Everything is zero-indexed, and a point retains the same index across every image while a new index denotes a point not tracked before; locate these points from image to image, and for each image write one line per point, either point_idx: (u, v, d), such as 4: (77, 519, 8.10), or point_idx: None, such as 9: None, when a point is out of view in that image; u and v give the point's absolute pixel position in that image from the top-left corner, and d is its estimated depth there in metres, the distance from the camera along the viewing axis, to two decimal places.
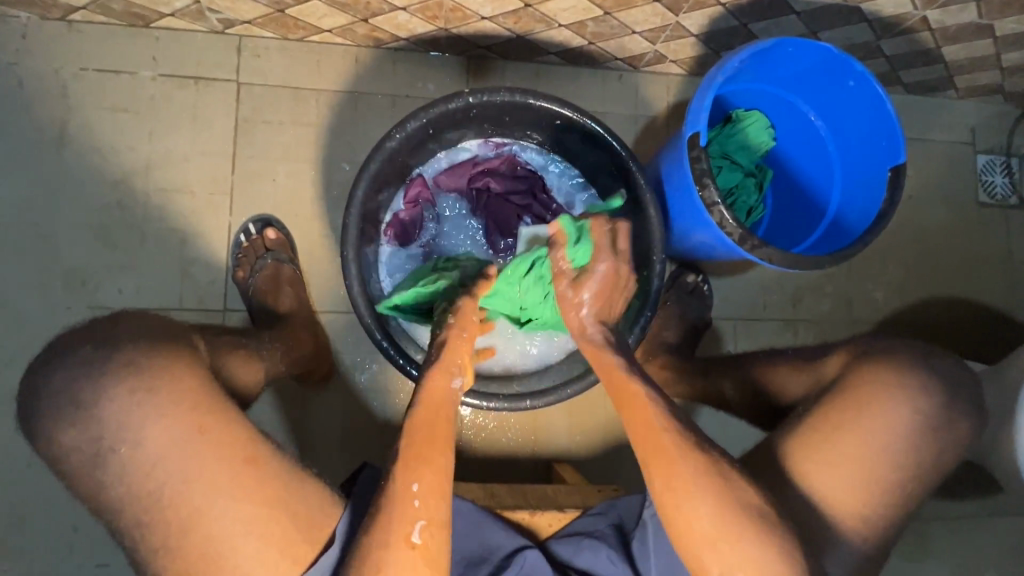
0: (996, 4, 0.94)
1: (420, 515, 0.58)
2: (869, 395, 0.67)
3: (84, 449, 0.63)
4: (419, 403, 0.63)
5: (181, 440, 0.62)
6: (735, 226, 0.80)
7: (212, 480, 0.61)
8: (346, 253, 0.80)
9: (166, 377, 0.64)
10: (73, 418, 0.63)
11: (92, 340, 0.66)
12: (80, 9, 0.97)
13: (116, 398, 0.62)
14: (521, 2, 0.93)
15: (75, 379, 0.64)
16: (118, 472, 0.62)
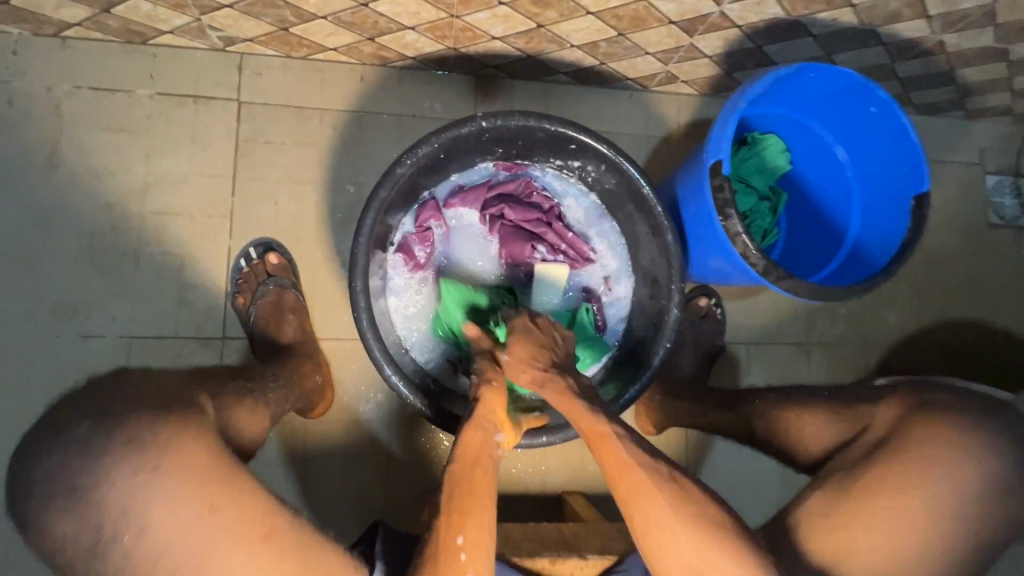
0: (1014, 28, 0.93)
1: (466, 567, 0.60)
2: (919, 454, 0.66)
3: (82, 539, 0.58)
4: (456, 457, 0.66)
5: (193, 522, 0.58)
6: (758, 257, 0.78)
7: (233, 561, 0.58)
8: (355, 284, 0.77)
9: (169, 454, 0.59)
10: (67, 506, 0.58)
11: (88, 415, 0.61)
12: (74, 26, 0.93)
13: (115, 482, 0.58)
14: (533, 23, 0.91)
15: (67, 463, 0.58)
16: (126, 558, 0.58)
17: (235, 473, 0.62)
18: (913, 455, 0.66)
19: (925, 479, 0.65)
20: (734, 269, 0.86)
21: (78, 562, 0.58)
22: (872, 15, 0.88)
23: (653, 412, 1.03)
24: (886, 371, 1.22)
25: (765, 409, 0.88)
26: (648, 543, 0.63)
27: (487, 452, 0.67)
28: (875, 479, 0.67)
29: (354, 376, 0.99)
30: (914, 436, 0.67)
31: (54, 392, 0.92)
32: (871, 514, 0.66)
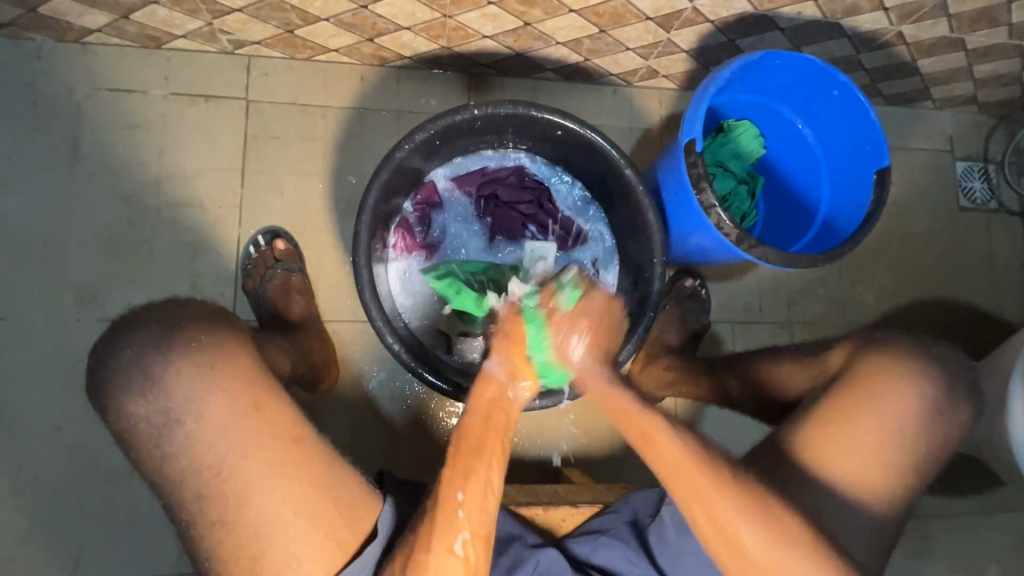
0: (966, 18, 1.00)
1: (464, 526, 0.61)
2: (871, 387, 0.74)
3: (152, 420, 0.66)
4: (468, 413, 0.65)
5: (240, 417, 0.66)
6: (732, 227, 0.85)
7: (269, 462, 0.65)
8: (359, 259, 0.83)
9: (226, 357, 0.68)
10: (143, 390, 0.66)
11: (157, 320, 0.70)
12: (95, 32, 1.00)
13: (179, 373, 0.66)
14: (520, 21, 0.98)
15: (143, 355, 0.67)
16: (182, 443, 0.65)
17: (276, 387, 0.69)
18: (880, 391, 0.73)
19: (873, 407, 0.73)
20: (713, 244, 0.91)
21: (145, 440, 0.66)
22: (833, 8, 0.96)
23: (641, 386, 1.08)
24: None
25: (743, 368, 0.95)
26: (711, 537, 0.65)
27: (504, 402, 0.66)
28: (844, 414, 0.73)
29: (358, 355, 1.05)
30: (871, 375, 0.74)
31: (75, 372, 0.98)
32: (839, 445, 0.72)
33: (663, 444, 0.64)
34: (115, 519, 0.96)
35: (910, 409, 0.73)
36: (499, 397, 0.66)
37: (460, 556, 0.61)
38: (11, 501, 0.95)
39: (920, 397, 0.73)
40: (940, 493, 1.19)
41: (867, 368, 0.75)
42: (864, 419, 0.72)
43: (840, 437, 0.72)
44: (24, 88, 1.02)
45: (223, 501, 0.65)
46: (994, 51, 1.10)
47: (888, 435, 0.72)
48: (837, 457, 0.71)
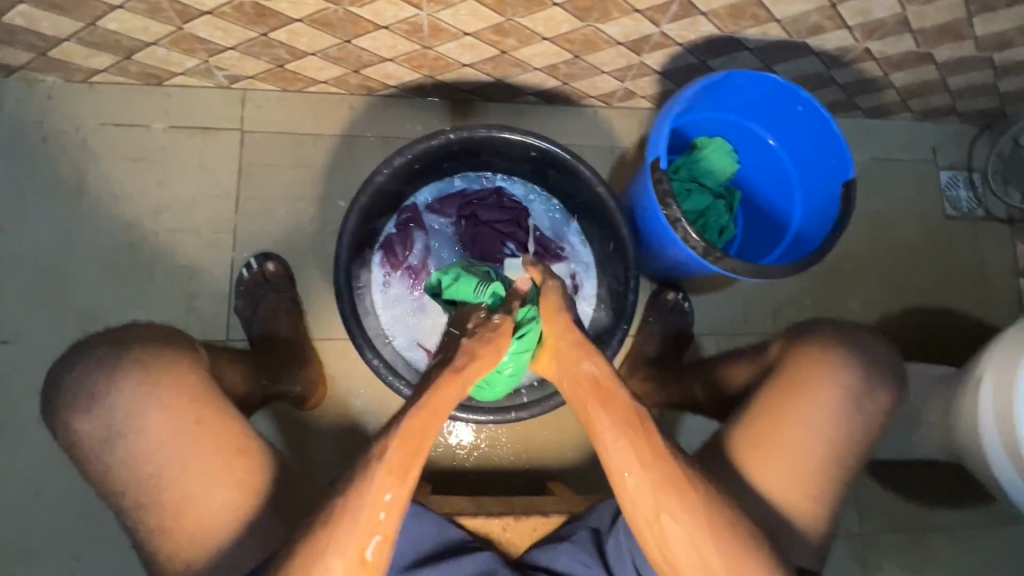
0: (930, 33, 1.02)
1: (378, 530, 0.60)
2: (797, 385, 0.77)
3: (93, 435, 0.68)
4: (416, 409, 0.61)
5: (182, 431, 0.69)
6: (699, 240, 0.87)
7: (209, 472, 0.69)
8: (339, 279, 0.87)
9: (168, 375, 0.70)
10: (85, 406, 0.69)
11: (106, 341, 0.72)
12: (100, 72, 1.07)
13: (121, 390, 0.69)
14: (496, 49, 1.03)
15: (89, 374, 0.69)
16: (127, 455, 0.68)
17: (216, 406, 0.71)
18: (804, 390, 0.76)
19: (798, 405, 0.76)
20: (685, 258, 0.94)
21: (93, 454, 0.69)
22: (798, 28, 0.99)
23: None
24: None
25: (703, 372, 0.97)
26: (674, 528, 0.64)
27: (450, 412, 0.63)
28: (774, 418, 0.76)
29: (347, 372, 1.08)
30: (794, 370, 0.78)
31: None
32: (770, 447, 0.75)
33: (630, 442, 0.64)
34: (111, 534, 0.99)
35: (833, 398, 0.76)
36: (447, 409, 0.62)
37: (366, 560, 0.59)
38: (12, 518, 0.98)
39: (841, 388, 0.76)
40: (934, 504, 1.17)
41: (792, 366, 0.79)
42: (791, 419, 0.75)
43: (767, 438, 0.75)
44: (35, 126, 1.09)
45: (165, 510, 0.68)
46: (965, 64, 1.12)
47: (815, 428, 0.75)
48: (771, 461, 0.74)
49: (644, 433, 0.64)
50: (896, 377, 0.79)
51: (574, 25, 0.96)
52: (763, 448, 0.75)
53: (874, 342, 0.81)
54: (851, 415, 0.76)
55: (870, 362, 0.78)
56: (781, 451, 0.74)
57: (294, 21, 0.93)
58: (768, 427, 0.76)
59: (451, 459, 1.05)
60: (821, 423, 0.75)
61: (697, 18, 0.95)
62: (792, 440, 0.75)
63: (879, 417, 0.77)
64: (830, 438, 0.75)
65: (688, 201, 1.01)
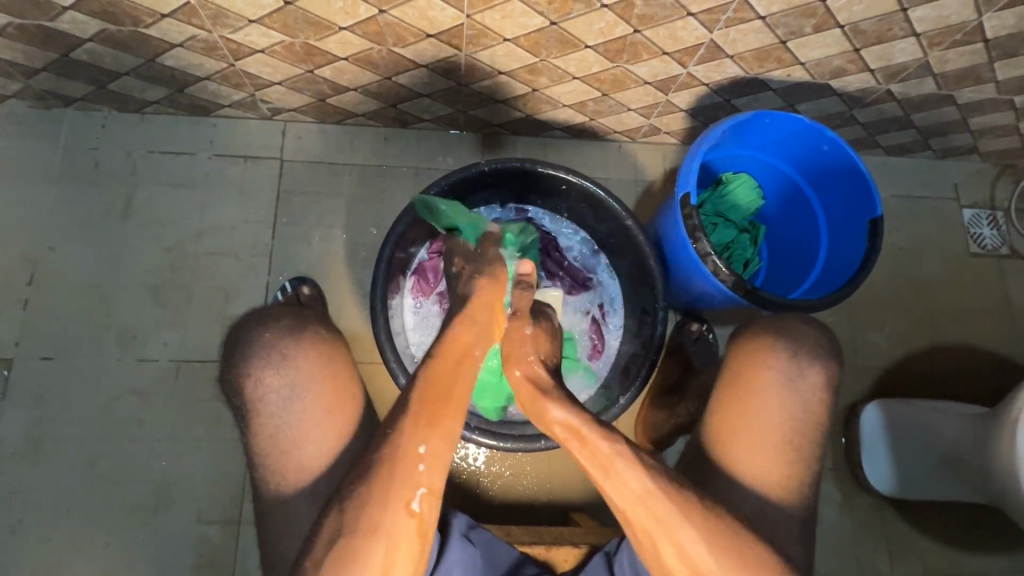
0: (950, 77, 1.05)
1: (421, 482, 0.63)
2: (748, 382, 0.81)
3: (270, 395, 0.76)
4: (441, 355, 0.68)
5: (337, 406, 0.77)
6: (728, 274, 0.89)
7: (340, 449, 0.76)
8: (376, 304, 0.90)
9: (337, 356, 0.79)
10: (274, 368, 0.76)
11: (292, 316, 0.80)
12: (153, 103, 1.13)
13: (305, 357, 0.77)
14: (529, 87, 1.07)
15: (280, 340, 0.77)
16: (297, 416, 0.75)
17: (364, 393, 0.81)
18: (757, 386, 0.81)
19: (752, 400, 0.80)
20: (714, 292, 0.96)
21: (264, 411, 0.76)
22: (821, 70, 1.02)
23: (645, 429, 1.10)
24: (880, 394, 1.26)
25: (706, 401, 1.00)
26: (675, 564, 0.65)
27: (470, 353, 0.70)
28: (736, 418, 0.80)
29: (375, 396, 1.10)
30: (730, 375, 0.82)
31: (110, 409, 1.05)
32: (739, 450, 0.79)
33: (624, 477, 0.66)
34: (137, 555, 1.00)
35: (772, 390, 0.80)
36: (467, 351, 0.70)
37: (415, 513, 0.62)
38: (42, 535, 1.00)
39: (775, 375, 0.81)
40: (968, 548, 1.14)
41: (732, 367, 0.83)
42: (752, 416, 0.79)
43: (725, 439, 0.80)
44: (88, 153, 1.15)
45: (306, 475, 0.75)
46: (986, 106, 1.14)
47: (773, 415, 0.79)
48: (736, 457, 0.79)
49: (625, 468, 0.66)
50: (820, 350, 0.83)
51: (604, 66, 1.00)
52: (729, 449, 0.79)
53: (800, 325, 0.84)
54: (791, 399, 0.80)
55: (796, 347, 0.82)
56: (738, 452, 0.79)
57: (339, 59, 0.98)
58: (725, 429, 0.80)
59: (475, 485, 1.05)
60: (767, 418, 0.79)
61: (723, 61, 0.99)
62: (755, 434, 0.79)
63: (819, 390, 0.81)
64: (779, 426, 0.79)
65: (714, 235, 1.03)
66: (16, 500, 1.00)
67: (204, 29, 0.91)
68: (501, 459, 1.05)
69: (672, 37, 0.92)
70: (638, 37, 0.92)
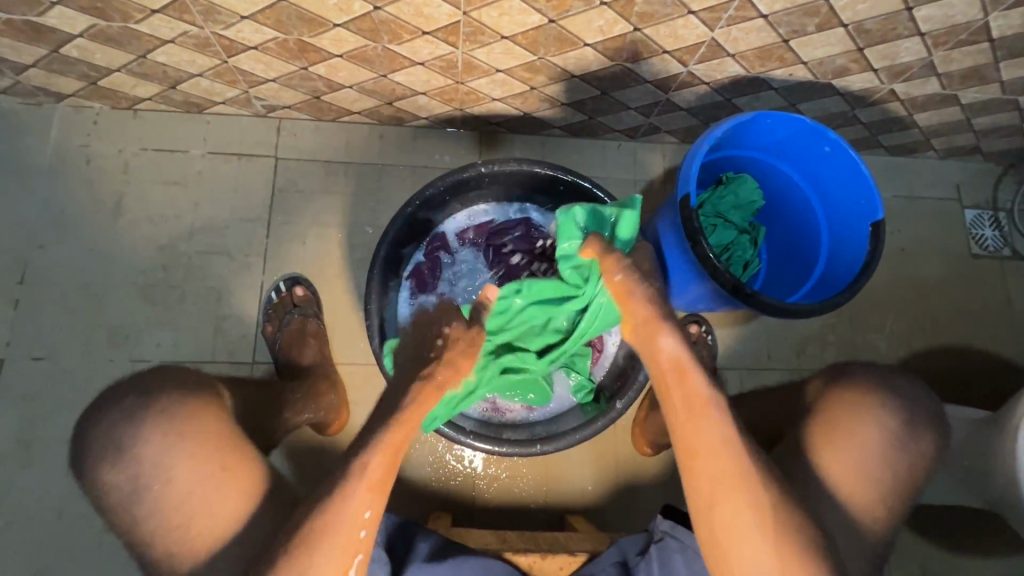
0: (955, 77, 1.03)
1: (360, 548, 0.63)
2: (848, 427, 0.74)
3: (123, 486, 0.70)
4: (397, 423, 0.66)
5: (205, 476, 0.70)
6: (728, 277, 0.88)
7: (222, 515, 0.69)
8: (370, 306, 0.90)
9: (193, 422, 0.72)
10: (115, 456, 0.70)
11: (133, 390, 0.74)
12: (144, 100, 1.12)
13: (147, 440, 0.70)
14: (527, 86, 1.06)
15: (116, 426, 0.72)
16: (150, 505, 0.69)
17: (238, 447, 0.73)
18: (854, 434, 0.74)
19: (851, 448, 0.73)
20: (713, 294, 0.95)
21: (117, 506, 0.70)
22: (823, 70, 1.00)
23: (648, 431, 1.03)
24: None
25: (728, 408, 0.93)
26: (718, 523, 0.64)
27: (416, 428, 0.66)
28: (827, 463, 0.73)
29: (371, 397, 1.09)
30: (825, 409, 0.76)
31: None
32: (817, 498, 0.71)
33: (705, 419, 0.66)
34: (130, 557, 0.99)
35: (867, 442, 0.73)
36: (411, 423, 0.67)
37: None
38: (33, 537, 0.99)
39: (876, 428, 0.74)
40: (965, 551, 1.13)
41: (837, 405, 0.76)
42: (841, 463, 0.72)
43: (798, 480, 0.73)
44: (80, 150, 1.13)
45: (194, 553, 0.68)
46: (990, 106, 1.13)
47: (865, 472, 0.72)
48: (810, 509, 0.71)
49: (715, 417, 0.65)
50: (934, 421, 0.75)
51: (603, 64, 0.99)
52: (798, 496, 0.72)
53: (913, 386, 0.78)
54: (888, 462, 0.73)
55: (909, 409, 0.75)
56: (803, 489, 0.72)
57: (334, 56, 0.97)
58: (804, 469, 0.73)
59: (471, 488, 1.05)
60: (850, 466, 0.72)
61: (724, 59, 0.97)
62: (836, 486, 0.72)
63: (921, 464, 0.74)
64: (859, 480, 0.72)
65: (714, 237, 1.02)
66: (6, 502, 0.99)
67: (195, 25, 0.89)
68: (497, 461, 1.05)
69: (672, 36, 0.90)
70: (638, 35, 0.90)
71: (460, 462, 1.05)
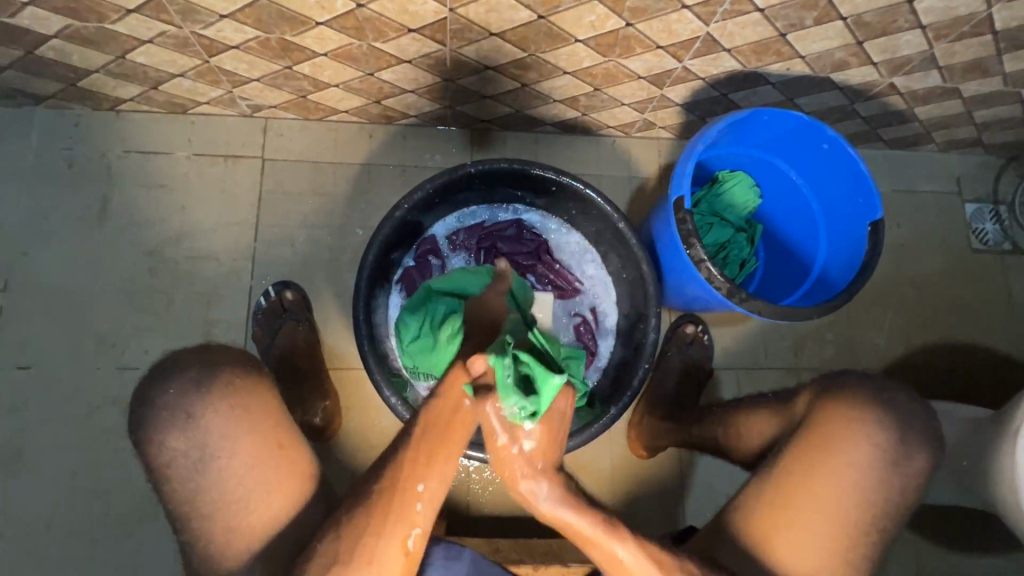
0: (957, 70, 1.01)
1: (416, 523, 0.61)
2: (851, 428, 0.73)
3: (189, 455, 0.68)
4: (441, 394, 0.60)
5: (266, 453, 0.69)
6: (723, 281, 0.87)
7: (280, 493, 0.69)
8: (358, 313, 0.88)
9: (259, 398, 0.71)
10: (183, 426, 0.68)
11: (197, 363, 0.71)
12: (127, 101, 1.09)
13: (215, 411, 0.69)
14: (517, 82, 1.03)
15: (184, 396, 0.69)
16: (213, 477, 0.68)
17: (296, 432, 0.72)
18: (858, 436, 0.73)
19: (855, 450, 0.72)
20: (707, 297, 0.94)
21: (176, 478, 0.68)
22: (822, 64, 0.97)
23: (643, 435, 1.06)
24: None
25: (723, 415, 0.92)
26: None
27: (469, 403, 0.60)
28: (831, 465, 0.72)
29: (364, 403, 1.08)
30: (818, 426, 0.74)
31: (92, 418, 1.02)
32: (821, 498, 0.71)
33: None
34: (123, 568, 0.99)
35: (862, 460, 0.72)
36: (465, 405, 0.60)
37: (410, 550, 0.61)
38: (27, 548, 0.98)
39: (879, 429, 0.73)
40: (963, 549, 1.13)
41: (845, 404, 0.74)
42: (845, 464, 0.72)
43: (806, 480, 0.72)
44: (62, 154, 1.10)
45: (247, 532, 0.67)
46: (992, 98, 1.10)
47: (867, 472, 0.72)
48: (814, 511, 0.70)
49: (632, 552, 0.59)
50: (930, 435, 0.74)
51: (596, 60, 0.96)
52: (804, 497, 0.71)
53: (908, 400, 0.76)
54: (882, 480, 0.72)
55: (904, 423, 0.74)
56: (798, 511, 0.71)
57: (319, 55, 0.94)
58: (812, 470, 0.72)
59: (465, 493, 1.04)
60: (844, 484, 0.71)
61: (720, 54, 0.94)
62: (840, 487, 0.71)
63: (916, 480, 0.73)
64: (853, 497, 0.71)
65: (709, 237, 1.00)
66: None
67: (174, 24, 0.86)
68: (492, 466, 1.04)
69: (666, 31, 0.88)
70: (631, 31, 0.87)
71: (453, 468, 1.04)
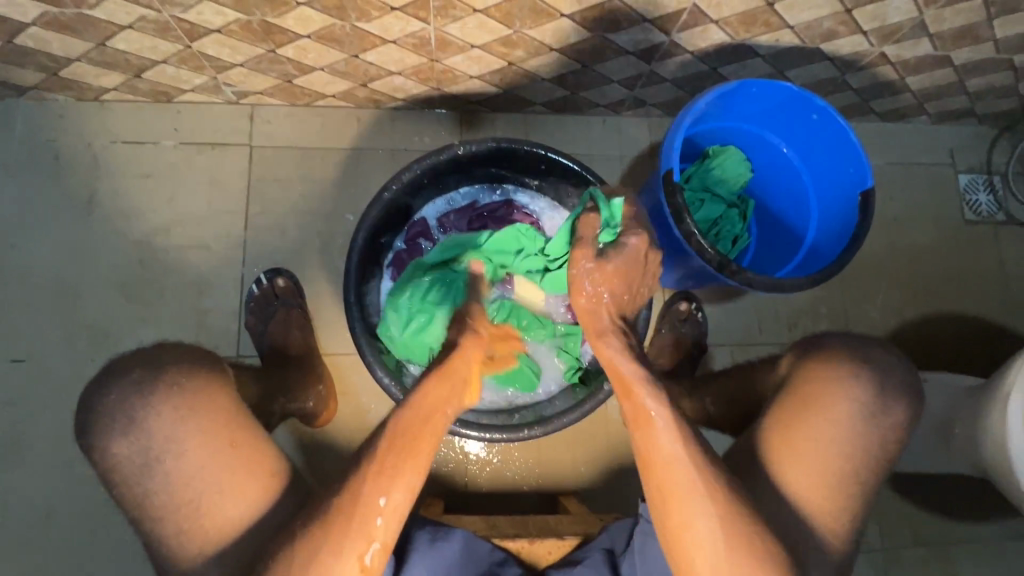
0: (948, 37, 0.99)
1: (376, 537, 0.60)
2: (825, 384, 0.74)
3: (135, 458, 0.68)
4: (410, 403, 0.63)
5: (215, 454, 0.69)
6: (714, 254, 0.86)
7: (233, 494, 0.68)
8: (349, 296, 0.88)
9: (203, 398, 0.71)
10: (126, 430, 0.69)
11: (141, 365, 0.72)
12: (110, 91, 1.08)
13: (159, 414, 0.69)
14: (504, 61, 1.02)
15: (127, 400, 0.69)
16: (160, 480, 0.68)
17: (246, 431, 0.71)
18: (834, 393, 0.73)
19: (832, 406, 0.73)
20: (700, 271, 0.93)
21: (126, 481, 0.68)
22: (811, 34, 0.96)
23: None
24: None
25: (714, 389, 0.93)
26: (679, 537, 0.62)
27: (442, 410, 0.64)
28: (813, 420, 0.72)
29: (359, 387, 1.08)
30: (799, 385, 0.75)
31: None
32: (806, 454, 0.71)
33: (675, 471, 0.62)
34: (125, 556, 1.00)
35: (844, 415, 0.72)
36: (439, 410, 0.64)
37: (367, 567, 0.60)
38: (27, 538, 0.99)
39: (857, 387, 0.74)
40: (957, 517, 1.14)
41: (817, 360, 0.77)
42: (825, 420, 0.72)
43: (789, 437, 0.72)
44: (47, 145, 1.10)
45: (201, 534, 0.67)
46: (984, 66, 1.09)
47: (849, 429, 0.72)
48: (798, 472, 0.70)
49: (660, 428, 0.63)
50: (909, 391, 0.75)
51: (582, 36, 0.95)
52: (787, 454, 0.71)
53: (893, 362, 0.77)
54: (864, 437, 0.72)
55: (884, 378, 0.75)
56: (786, 470, 0.70)
57: (301, 37, 0.93)
58: (793, 423, 0.73)
59: (462, 474, 1.04)
60: (829, 440, 0.71)
61: (708, 26, 0.93)
62: (821, 444, 0.71)
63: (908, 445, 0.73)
64: (839, 454, 0.71)
65: (701, 212, 1.00)
66: None
67: (152, 8, 0.85)
68: (489, 447, 1.04)
69: (652, 3, 0.86)
70: (616, 4, 0.86)
71: (449, 449, 1.04)
